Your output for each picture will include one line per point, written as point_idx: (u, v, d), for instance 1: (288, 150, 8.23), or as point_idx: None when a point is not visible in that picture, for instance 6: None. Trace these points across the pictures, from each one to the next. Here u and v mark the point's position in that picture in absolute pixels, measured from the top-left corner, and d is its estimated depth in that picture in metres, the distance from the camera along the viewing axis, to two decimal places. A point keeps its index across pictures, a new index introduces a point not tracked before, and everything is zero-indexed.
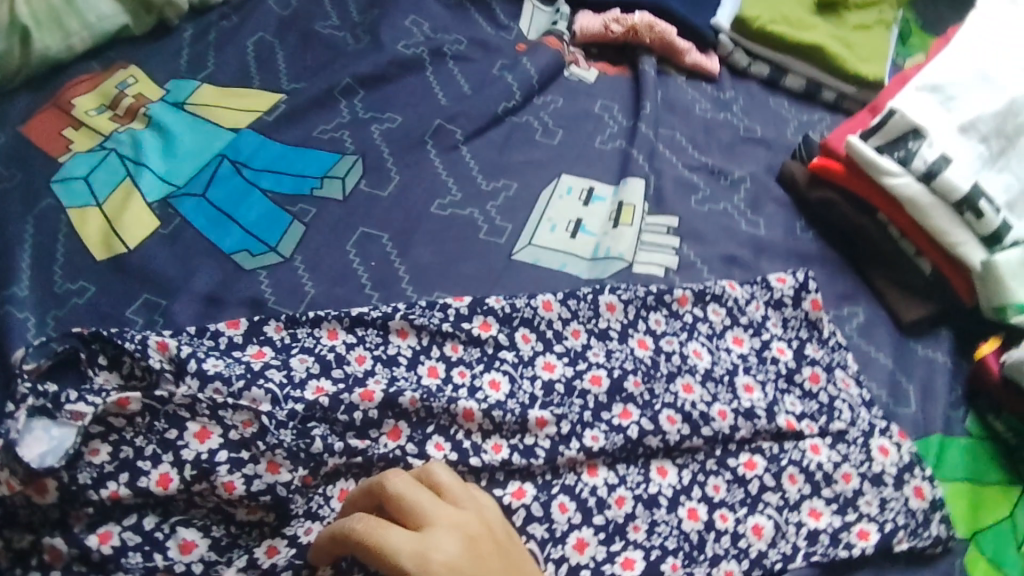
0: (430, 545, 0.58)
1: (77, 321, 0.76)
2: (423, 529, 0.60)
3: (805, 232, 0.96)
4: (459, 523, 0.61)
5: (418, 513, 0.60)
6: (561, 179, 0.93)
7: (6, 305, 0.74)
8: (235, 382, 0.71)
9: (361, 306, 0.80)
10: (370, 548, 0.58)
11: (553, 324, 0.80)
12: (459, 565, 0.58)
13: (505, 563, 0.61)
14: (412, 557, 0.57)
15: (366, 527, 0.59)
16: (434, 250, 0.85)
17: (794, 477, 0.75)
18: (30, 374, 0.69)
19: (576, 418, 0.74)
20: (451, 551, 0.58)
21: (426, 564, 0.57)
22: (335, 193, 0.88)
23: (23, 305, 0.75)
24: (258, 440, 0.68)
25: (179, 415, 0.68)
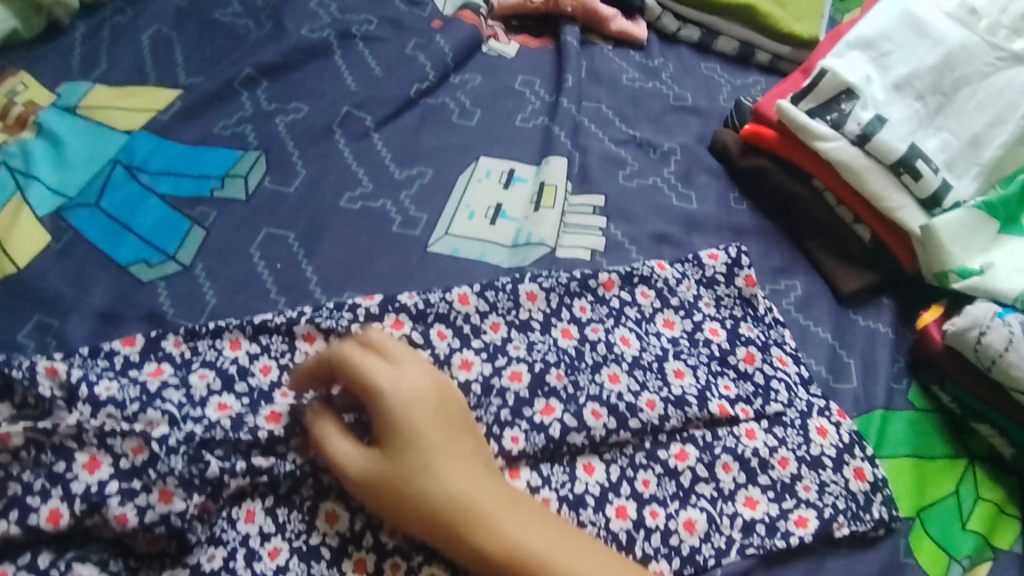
0: (403, 373, 0.64)
1: None
2: (400, 361, 0.65)
3: (739, 203, 0.92)
4: (433, 367, 0.66)
5: (399, 348, 0.66)
6: (479, 162, 0.89)
7: None
8: (129, 406, 0.66)
9: (264, 313, 0.75)
10: (350, 366, 0.63)
11: (470, 318, 0.76)
12: (426, 395, 0.63)
13: (465, 413, 0.66)
14: (386, 379, 0.63)
15: (351, 348, 0.64)
16: (344, 248, 0.80)
17: (728, 465, 0.72)
18: None
19: (490, 420, 0.70)
20: (422, 384, 0.64)
21: (397, 388, 0.62)
22: (238, 193, 0.83)
23: None
24: (149, 469, 0.63)
25: (66, 446, 0.64)
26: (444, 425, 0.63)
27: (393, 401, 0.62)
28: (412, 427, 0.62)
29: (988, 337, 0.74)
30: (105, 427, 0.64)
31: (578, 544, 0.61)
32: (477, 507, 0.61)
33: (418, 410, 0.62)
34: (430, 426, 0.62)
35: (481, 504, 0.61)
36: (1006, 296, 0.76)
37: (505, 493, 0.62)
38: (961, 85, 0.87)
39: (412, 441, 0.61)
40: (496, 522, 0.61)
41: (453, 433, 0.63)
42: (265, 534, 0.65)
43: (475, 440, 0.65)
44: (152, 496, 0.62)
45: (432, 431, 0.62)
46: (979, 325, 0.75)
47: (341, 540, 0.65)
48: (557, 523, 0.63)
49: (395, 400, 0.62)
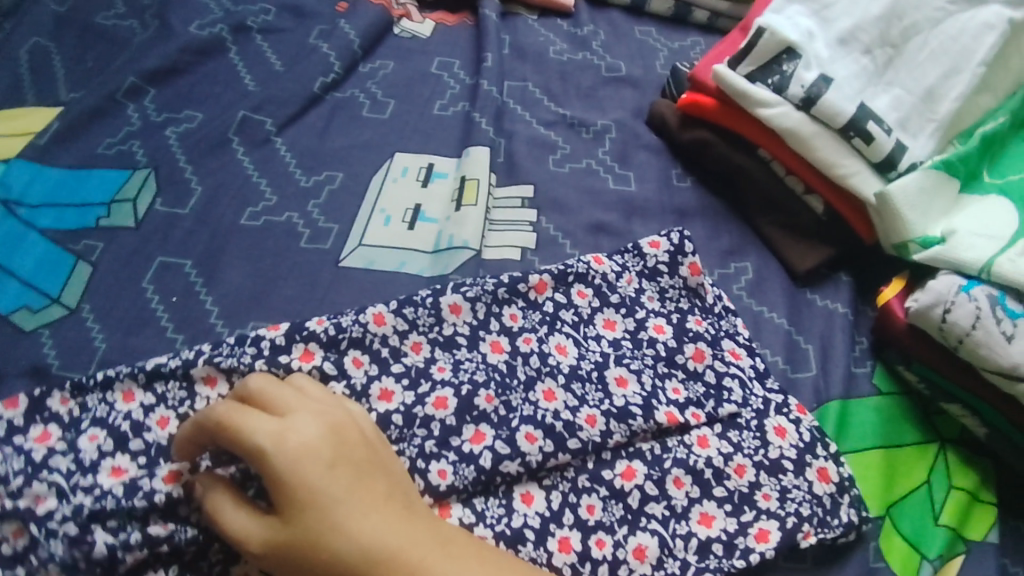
0: (289, 426, 0.57)
1: None
2: (284, 411, 0.59)
3: (682, 181, 0.84)
4: (322, 409, 0.60)
5: (282, 395, 0.60)
6: (394, 159, 0.81)
7: None
8: (12, 480, 0.60)
9: (159, 356, 0.68)
10: (228, 430, 0.56)
11: (388, 341, 0.69)
12: (318, 448, 0.57)
13: (369, 452, 0.60)
14: (269, 439, 0.56)
15: (226, 409, 0.57)
16: (246, 272, 0.73)
17: (679, 479, 0.66)
18: None
19: (412, 454, 0.64)
20: (313, 435, 0.57)
21: (282, 445, 0.56)
22: (127, 221, 0.75)
23: None
24: (31, 554, 0.59)
25: None
26: (346, 476, 0.57)
27: (282, 461, 0.56)
28: (309, 486, 0.56)
29: (953, 314, 0.68)
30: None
31: None
32: (399, 560, 0.56)
33: (312, 467, 0.56)
34: (330, 482, 0.56)
35: (405, 557, 0.57)
36: (971, 267, 0.70)
37: (427, 536, 0.58)
38: (911, 34, 0.80)
39: (312, 502, 0.56)
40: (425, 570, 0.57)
41: (360, 483, 0.58)
42: None
43: (387, 482, 0.59)
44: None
45: (333, 488, 0.57)
46: (942, 302, 0.69)
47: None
48: (490, 558, 0.59)
49: (284, 461, 0.56)
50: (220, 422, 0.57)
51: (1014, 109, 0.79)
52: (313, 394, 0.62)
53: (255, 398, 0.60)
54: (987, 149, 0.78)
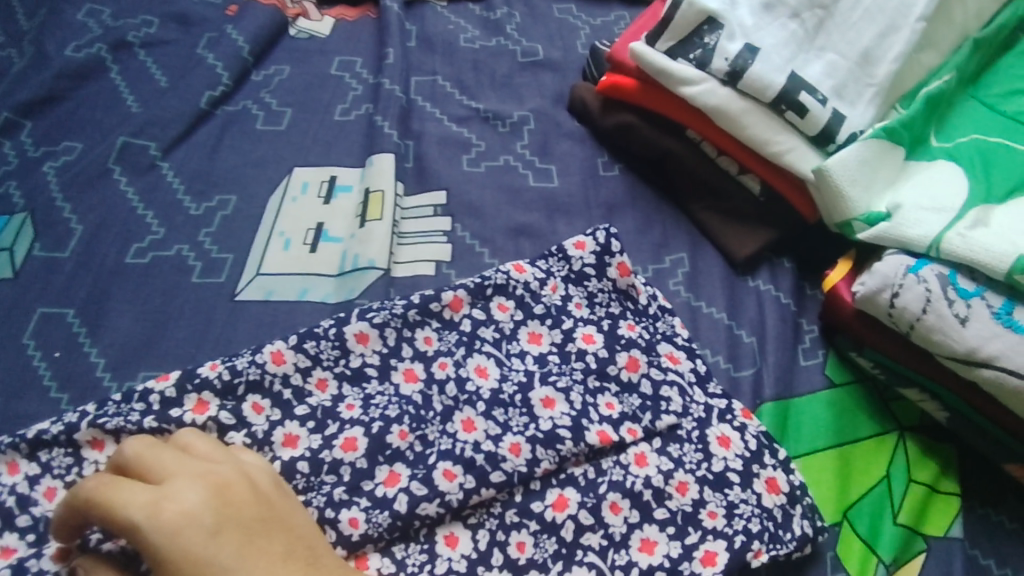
0: (166, 494, 0.49)
1: None
2: (163, 477, 0.51)
3: (608, 170, 0.78)
4: (208, 468, 0.52)
5: (164, 457, 0.52)
6: (293, 175, 0.75)
7: None
8: None
9: (43, 421, 0.59)
10: (97, 505, 0.48)
11: (289, 381, 0.61)
12: (201, 514, 0.48)
13: (262, 510, 0.51)
14: (141, 510, 0.48)
15: (96, 483, 0.49)
16: (135, 319, 0.66)
17: (616, 505, 0.60)
18: None
19: (320, 504, 0.57)
20: (193, 499, 0.49)
21: (156, 516, 0.47)
22: (3, 271, 0.67)
23: None
24: None
25: None
26: (236, 543, 0.48)
27: (159, 531, 0.47)
28: (192, 559, 0.47)
29: (901, 299, 0.62)
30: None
31: None
32: None
33: (193, 536, 0.48)
34: (217, 552, 0.47)
35: None
36: (918, 244, 0.63)
37: None
38: None
39: None
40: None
41: (252, 547, 0.49)
42: None
43: (288, 544, 0.50)
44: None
45: (222, 557, 0.47)
46: (889, 286, 0.63)
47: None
48: None
49: (160, 535, 0.47)
50: (89, 498, 0.49)
51: (961, 65, 0.73)
52: (203, 452, 0.54)
53: (135, 463, 0.52)
54: (934, 109, 0.72)
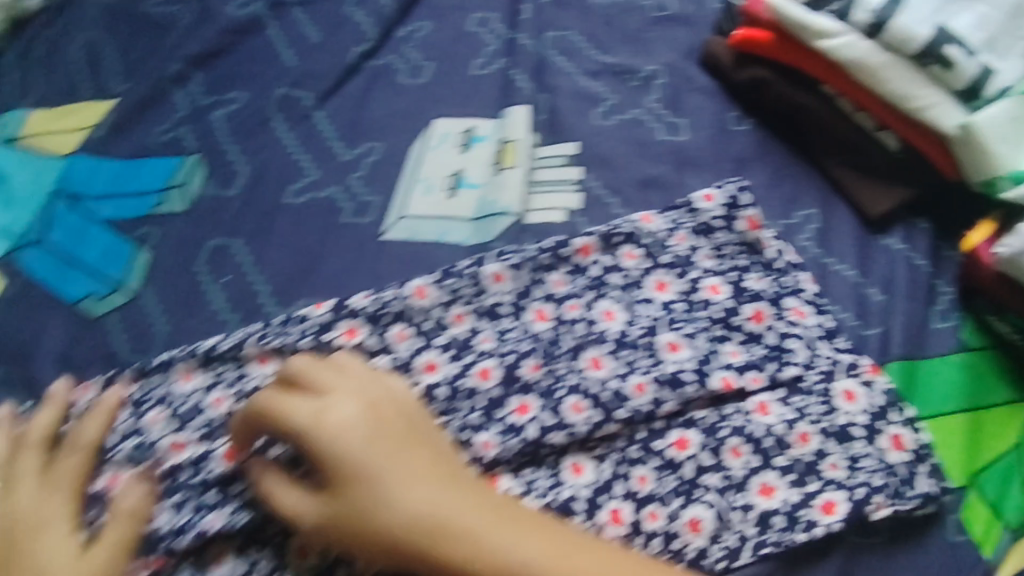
0: (326, 405, 0.55)
1: None
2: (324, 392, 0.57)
3: (739, 124, 0.78)
4: (364, 384, 0.57)
5: (317, 376, 0.57)
6: (435, 125, 0.79)
7: None
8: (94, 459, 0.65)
9: (213, 338, 0.69)
10: (269, 414, 0.55)
11: (430, 313, 0.68)
12: (357, 424, 0.54)
13: (412, 422, 0.56)
14: (306, 418, 0.54)
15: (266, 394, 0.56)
16: (291, 251, 0.74)
17: (737, 449, 0.61)
18: None
19: (458, 426, 0.63)
20: (349, 410, 0.55)
21: (319, 422, 0.54)
22: (177, 205, 0.77)
23: None
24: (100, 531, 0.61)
25: None
26: (386, 449, 0.54)
27: (320, 443, 0.54)
28: (350, 460, 0.53)
29: None
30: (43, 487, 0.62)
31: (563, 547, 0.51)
32: (445, 524, 0.51)
33: (351, 441, 0.53)
34: (372, 455, 0.53)
35: (453, 524, 0.51)
36: None
37: (477, 500, 0.53)
38: None
39: (355, 475, 0.53)
40: (473, 542, 0.51)
41: (402, 452, 0.54)
42: None
43: (436, 451, 0.55)
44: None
45: (377, 459, 0.53)
46: None
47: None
48: (548, 523, 0.53)
49: (322, 440, 0.54)
50: (262, 408, 0.56)
51: None
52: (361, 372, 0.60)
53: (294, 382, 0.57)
54: None
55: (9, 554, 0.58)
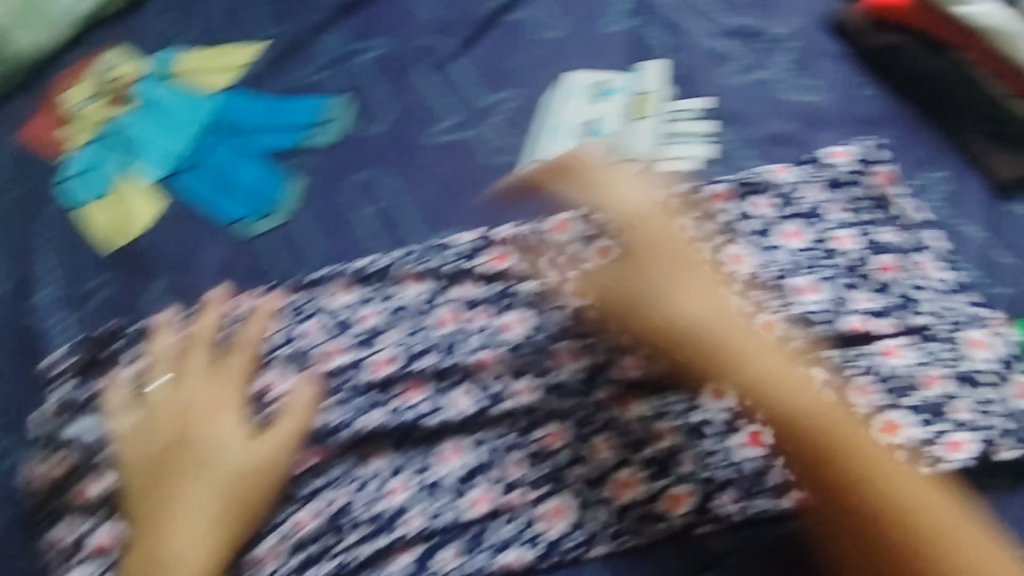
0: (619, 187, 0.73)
1: (102, 316, 0.77)
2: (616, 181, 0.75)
3: (863, 88, 0.81)
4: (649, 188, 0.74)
5: (586, 171, 0.75)
6: (568, 78, 0.83)
7: (31, 317, 0.77)
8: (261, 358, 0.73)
9: (365, 257, 0.77)
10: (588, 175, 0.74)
11: (571, 247, 0.75)
12: (642, 208, 0.72)
13: (671, 249, 0.70)
14: (607, 200, 0.74)
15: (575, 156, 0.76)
16: (434, 184, 0.80)
17: (867, 386, 0.64)
18: (69, 371, 0.73)
19: (606, 349, 0.71)
20: (636, 198, 0.72)
21: (613, 199, 0.73)
22: (332, 138, 0.84)
23: (46, 312, 0.77)
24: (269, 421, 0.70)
25: None
26: (666, 261, 0.69)
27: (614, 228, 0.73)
28: (638, 246, 0.71)
29: None
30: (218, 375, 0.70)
31: (786, 375, 0.61)
32: (692, 326, 0.66)
33: (638, 224, 0.72)
34: (653, 268, 0.68)
35: (722, 343, 0.64)
36: None
37: (729, 314, 0.66)
38: None
39: (636, 267, 0.70)
40: (730, 363, 0.63)
41: (676, 258, 0.69)
42: (395, 470, 0.67)
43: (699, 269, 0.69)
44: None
45: (652, 271, 0.69)
46: None
47: (464, 473, 0.68)
48: (773, 355, 0.63)
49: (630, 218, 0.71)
50: (575, 166, 0.75)
51: None
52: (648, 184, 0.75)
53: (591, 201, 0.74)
54: None
55: (189, 428, 0.66)
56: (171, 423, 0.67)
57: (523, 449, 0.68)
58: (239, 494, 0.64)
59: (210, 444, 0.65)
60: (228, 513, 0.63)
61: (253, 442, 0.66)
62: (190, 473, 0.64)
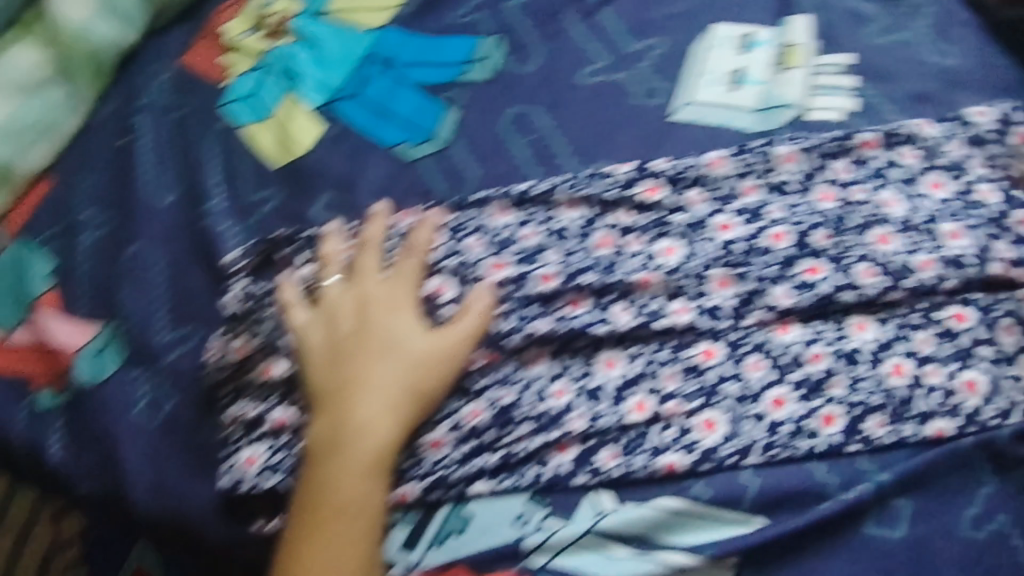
0: None
1: (272, 226, 0.84)
2: None
3: (997, 57, 0.85)
4: None
5: None
6: (716, 28, 0.87)
7: (209, 219, 0.85)
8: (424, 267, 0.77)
9: (523, 182, 0.81)
10: None
11: (726, 182, 0.77)
12: None
13: None
14: None
15: None
16: (585, 119, 0.83)
17: (1010, 326, 0.71)
18: (244, 270, 0.81)
19: (758, 276, 0.73)
20: None
21: None
22: (484, 74, 0.87)
23: (222, 217, 0.85)
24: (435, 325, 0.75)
25: None
26: None
27: None
28: None
29: None
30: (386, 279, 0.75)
31: None
32: None
33: None
34: None
35: None
36: None
37: None
38: None
39: None
40: None
41: None
42: (554, 375, 0.73)
43: None
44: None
45: None
46: None
47: (622, 383, 0.72)
48: None
49: None
50: None
51: None
52: None
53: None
54: None
55: (371, 319, 0.72)
56: (354, 313, 0.73)
57: (678, 363, 0.72)
58: (418, 381, 0.70)
59: (391, 335, 0.72)
60: (408, 398, 0.70)
61: (429, 335, 0.72)
62: (374, 360, 0.71)
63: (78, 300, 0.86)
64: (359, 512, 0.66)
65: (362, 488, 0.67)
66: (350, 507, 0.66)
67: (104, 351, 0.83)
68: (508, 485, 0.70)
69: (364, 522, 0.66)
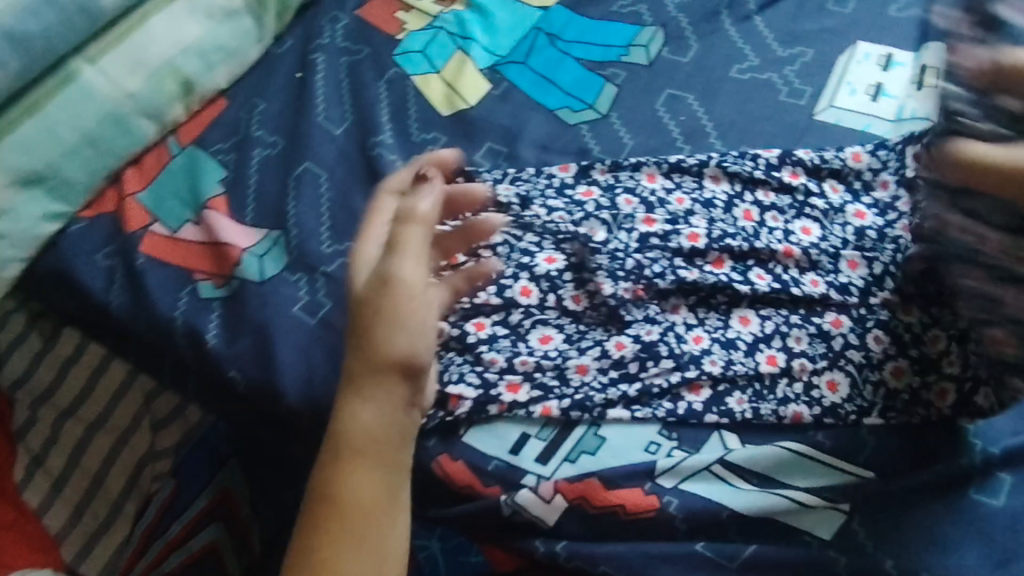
0: None
1: None
2: None
3: None
4: None
5: None
6: (857, 46, 1.00)
7: (379, 149, 0.94)
8: (575, 214, 0.86)
9: (679, 154, 0.91)
10: None
11: (861, 176, 0.88)
12: None
13: None
14: None
15: None
16: (734, 108, 0.95)
17: None
18: None
19: (887, 261, 0.81)
20: None
21: None
22: (641, 59, 1.00)
23: (391, 150, 0.94)
24: (588, 263, 0.82)
25: (531, 248, 0.84)
26: None
27: None
28: None
29: None
30: (549, 226, 0.85)
31: None
32: None
33: None
34: None
35: None
36: None
37: None
38: None
39: None
40: None
41: None
42: (690, 324, 0.80)
43: None
44: (592, 285, 0.81)
45: None
46: None
47: (755, 337, 0.79)
48: None
49: None
50: None
51: None
52: None
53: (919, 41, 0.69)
54: None
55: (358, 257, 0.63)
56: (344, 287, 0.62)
57: (809, 328, 0.79)
58: (368, 344, 0.55)
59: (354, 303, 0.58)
60: (369, 375, 0.55)
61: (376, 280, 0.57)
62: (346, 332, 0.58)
63: (246, 209, 0.93)
64: (370, 518, 0.53)
65: (367, 489, 0.53)
66: (352, 509, 0.53)
67: (266, 256, 0.89)
68: (642, 416, 0.76)
69: (360, 511, 0.53)
